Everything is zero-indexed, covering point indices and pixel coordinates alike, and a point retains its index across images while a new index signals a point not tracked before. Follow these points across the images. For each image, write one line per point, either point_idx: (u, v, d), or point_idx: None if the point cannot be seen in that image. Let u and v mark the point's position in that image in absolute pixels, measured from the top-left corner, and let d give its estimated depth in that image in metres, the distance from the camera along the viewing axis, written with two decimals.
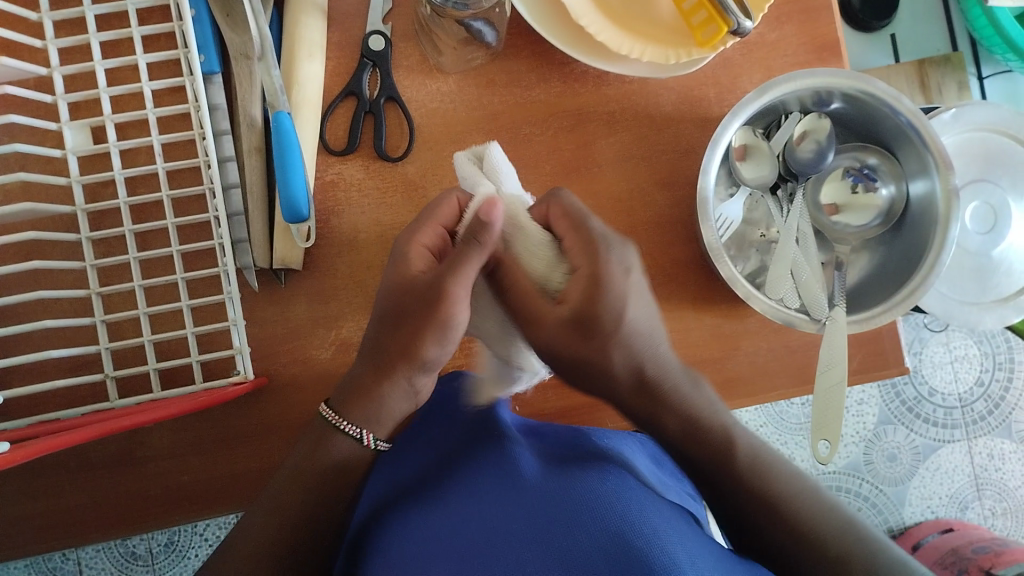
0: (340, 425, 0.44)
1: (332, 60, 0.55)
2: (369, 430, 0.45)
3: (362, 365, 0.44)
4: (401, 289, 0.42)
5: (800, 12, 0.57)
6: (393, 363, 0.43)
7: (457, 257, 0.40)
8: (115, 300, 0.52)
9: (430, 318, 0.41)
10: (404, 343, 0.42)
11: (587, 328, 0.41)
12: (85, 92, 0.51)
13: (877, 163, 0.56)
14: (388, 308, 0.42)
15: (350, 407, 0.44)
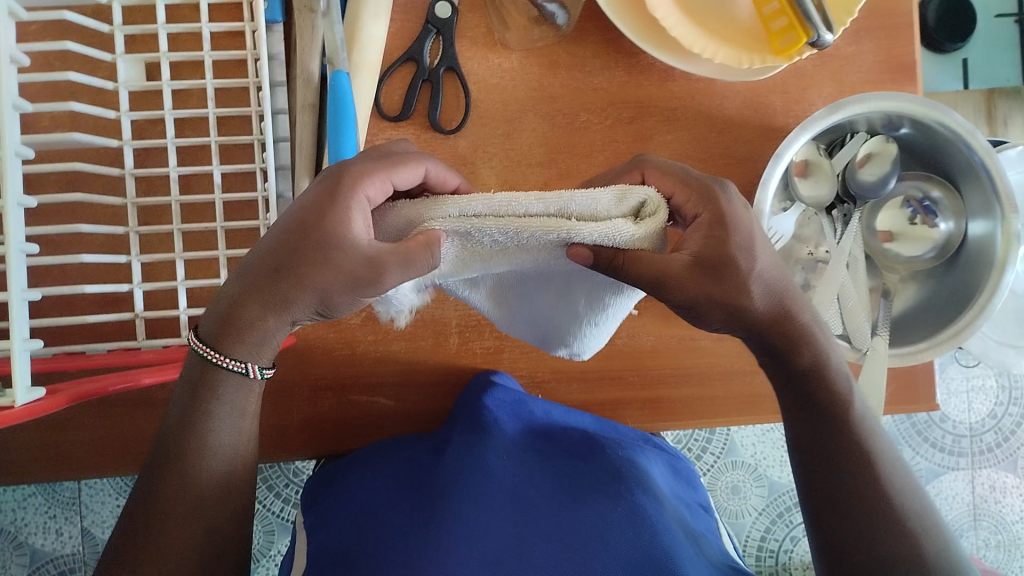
0: (221, 359, 0.37)
1: (396, 22, 0.54)
2: (236, 354, 0.37)
3: (234, 288, 0.37)
4: (321, 216, 0.35)
5: (880, 29, 0.56)
6: (257, 299, 0.36)
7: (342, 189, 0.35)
8: (151, 240, 0.51)
9: (311, 255, 0.35)
10: (300, 262, 0.35)
11: (674, 282, 0.35)
12: (144, 26, 0.50)
13: (939, 196, 0.54)
14: (285, 253, 0.35)
15: (221, 333, 0.36)
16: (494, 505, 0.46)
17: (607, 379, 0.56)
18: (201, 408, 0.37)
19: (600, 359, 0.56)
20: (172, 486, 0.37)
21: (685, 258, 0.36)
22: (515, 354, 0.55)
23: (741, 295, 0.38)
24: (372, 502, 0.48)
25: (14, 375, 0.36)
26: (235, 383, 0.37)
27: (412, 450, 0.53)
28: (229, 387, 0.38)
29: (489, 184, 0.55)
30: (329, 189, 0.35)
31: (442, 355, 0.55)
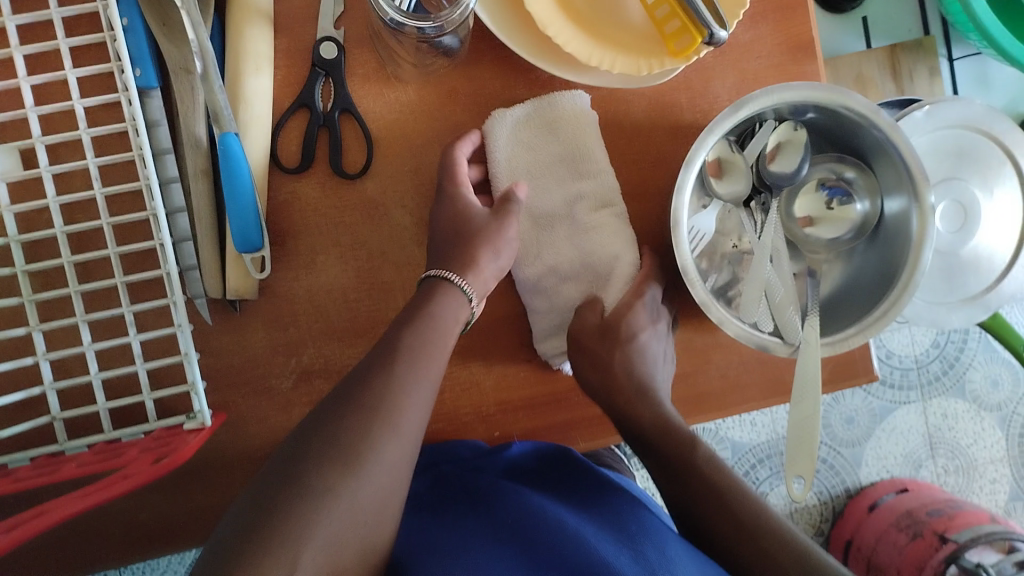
0: (452, 281, 0.48)
1: (282, 69, 0.52)
2: (468, 277, 0.48)
3: (434, 266, 0.50)
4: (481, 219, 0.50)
5: (775, 11, 0.55)
6: (456, 263, 0.49)
7: (506, 204, 0.51)
8: (58, 335, 0.49)
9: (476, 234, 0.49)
10: (459, 246, 0.49)
11: (605, 336, 0.51)
12: (11, 113, 0.47)
13: (853, 177, 0.54)
14: (441, 239, 0.50)
15: (449, 260, 0.49)
16: (493, 517, 0.48)
17: (552, 402, 0.55)
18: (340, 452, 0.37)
19: (543, 385, 0.54)
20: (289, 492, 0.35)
21: (598, 325, 0.52)
22: (455, 391, 0.54)
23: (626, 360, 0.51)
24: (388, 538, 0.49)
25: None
26: (453, 302, 0.47)
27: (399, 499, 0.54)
28: (445, 310, 0.46)
29: (404, 223, 0.53)
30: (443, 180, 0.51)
31: None
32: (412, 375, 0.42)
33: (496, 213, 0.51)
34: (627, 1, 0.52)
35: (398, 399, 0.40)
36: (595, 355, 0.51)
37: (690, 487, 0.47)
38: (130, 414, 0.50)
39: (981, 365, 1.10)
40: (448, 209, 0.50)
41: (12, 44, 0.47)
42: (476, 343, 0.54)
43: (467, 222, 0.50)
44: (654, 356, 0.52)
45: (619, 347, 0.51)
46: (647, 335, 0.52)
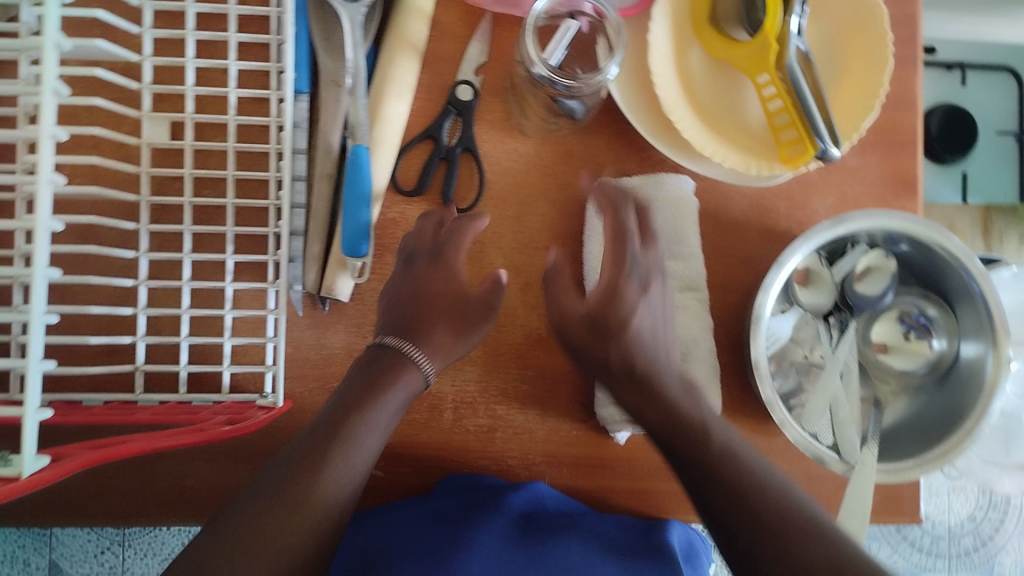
0: (400, 344, 0.48)
1: (418, 100, 0.56)
2: (427, 357, 0.49)
3: (401, 311, 0.50)
4: (428, 282, 0.51)
5: (885, 144, 0.57)
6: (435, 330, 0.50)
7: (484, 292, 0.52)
8: (159, 295, 0.52)
9: (446, 301, 0.51)
10: (417, 312, 0.50)
11: (600, 319, 0.51)
12: (172, 87, 0.51)
13: (934, 315, 0.55)
14: (406, 300, 0.51)
15: (412, 332, 0.49)
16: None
17: (596, 464, 0.56)
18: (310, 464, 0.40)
19: (593, 448, 0.56)
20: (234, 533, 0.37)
21: (585, 322, 0.51)
22: (507, 434, 0.55)
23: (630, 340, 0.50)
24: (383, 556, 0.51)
25: (21, 442, 0.32)
26: (399, 360, 0.47)
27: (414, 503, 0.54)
28: (391, 362, 0.47)
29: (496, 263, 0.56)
30: (437, 250, 0.53)
31: (435, 429, 0.54)
32: (360, 450, 0.43)
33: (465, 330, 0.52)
34: (748, 105, 0.55)
35: (334, 493, 0.40)
36: (588, 346, 0.51)
37: (723, 469, 0.44)
38: (203, 382, 0.52)
39: (1015, 550, 1.07)
40: (422, 271, 0.52)
41: (189, 27, 0.51)
42: (537, 392, 0.55)
43: (453, 294, 0.52)
44: (653, 326, 0.52)
45: (605, 338, 0.51)
46: (637, 312, 0.51)
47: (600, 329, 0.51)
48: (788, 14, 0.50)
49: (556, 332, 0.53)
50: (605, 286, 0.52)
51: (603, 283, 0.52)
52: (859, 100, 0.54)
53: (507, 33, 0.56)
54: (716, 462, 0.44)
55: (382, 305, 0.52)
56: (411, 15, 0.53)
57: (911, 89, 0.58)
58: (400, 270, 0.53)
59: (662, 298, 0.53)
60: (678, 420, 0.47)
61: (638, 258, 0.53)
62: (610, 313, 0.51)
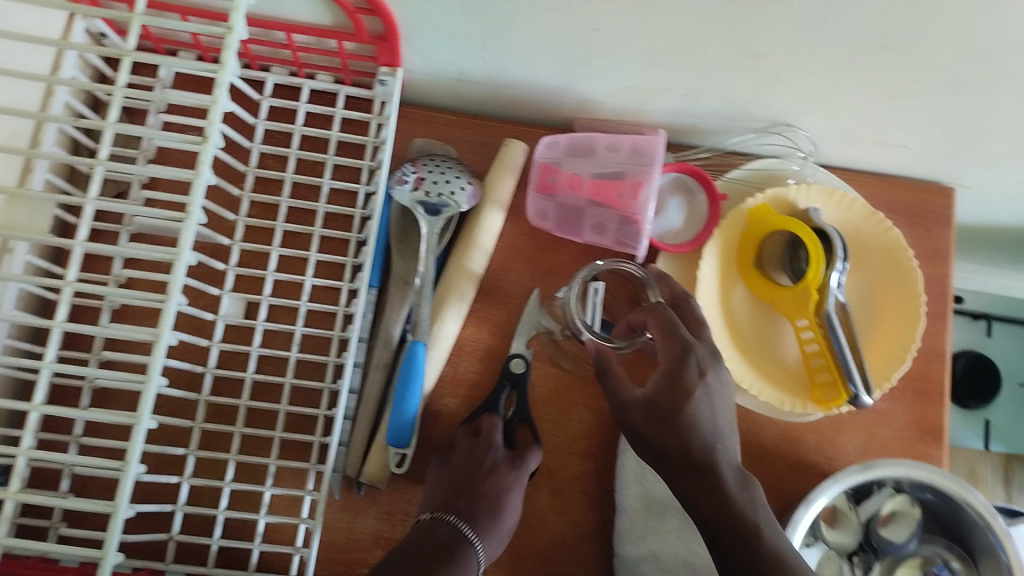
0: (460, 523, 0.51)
1: (477, 303, 0.60)
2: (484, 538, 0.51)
3: (443, 494, 0.53)
4: (491, 482, 0.53)
5: (912, 391, 0.60)
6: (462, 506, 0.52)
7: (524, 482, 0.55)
8: (205, 464, 0.54)
9: (486, 505, 0.52)
10: (477, 501, 0.52)
11: (680, 372, 0.50)
12: (254, 272, 0.55)
13: (958, 567, 0.55)
14: (462, 484, 0.53)
15: (471, 517, 0.51)
16: None
17: None
18: None
19: None
20: None
21: (658, 377, 0.51)
22: None
23: (707, 454, 0.48)
24: None
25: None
26: (451, 537, 0.50)
27: None
28: (444, 538, 0.49)
29: (531, 465, 0.58)
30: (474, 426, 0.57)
31: None
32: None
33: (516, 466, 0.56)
34: (786, 343, 0.58)
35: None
36: (662, 430, 0.49)
37: (755, 537, 0.45)
38: (231, 558, 0.53)
39: None
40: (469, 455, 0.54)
41: (279, 221, 0.57)
42: None
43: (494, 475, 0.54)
44: (712, 409, 0.50)
45: (674, 419, 0.49)
46: (695, 400, 0.49)
47: (672, 386, 0.50)
48: (828, 270, 0.54)
49: (612, 396, 0.52)
50: (663, 374, 0.51)
51: (661, 371, 0.51)
52: (892, 352, 0.57)
53: (565, 251, 0.61)
54: (762, 561, 0.44)
55: (430, 487, 0.54)
56: (484, 231, 0.58)
57: (941, 344, 0.61)
58: (446, 455, 0.55)
59: (721, 383, 0.51)
60: (735, 493, 0.47)
61: (693, 342, 0.51)
62: (685, 375, 0.50)
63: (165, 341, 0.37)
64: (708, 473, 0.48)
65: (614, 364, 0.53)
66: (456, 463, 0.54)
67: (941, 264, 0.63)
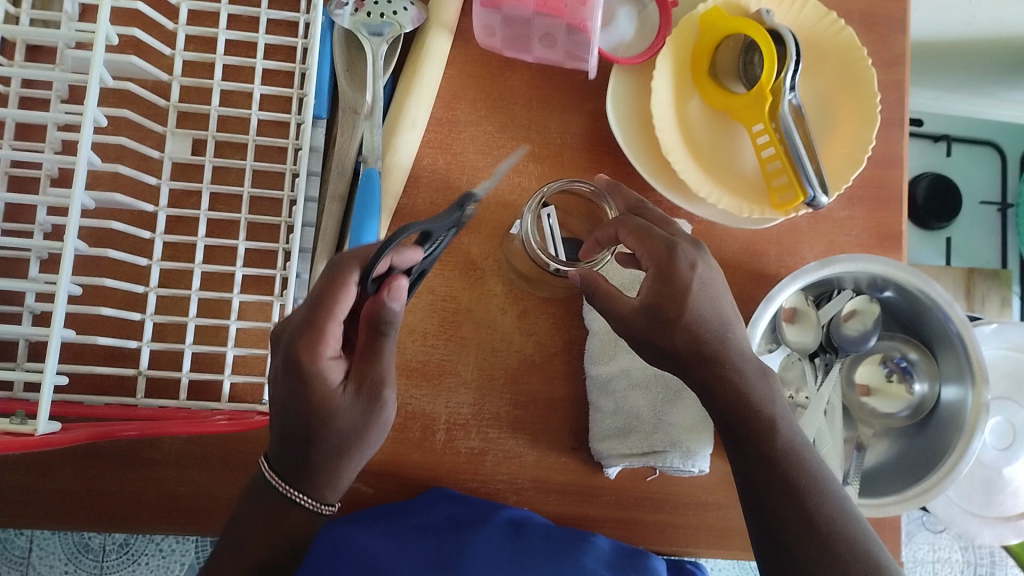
0: (291, 492, 0.43)
1: (431, 133, 0.59)
2: (326, 497, 0.44)
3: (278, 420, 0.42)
4: (306, 409, 0.41)
5: (871, 199, 0.60)
6: (340, 415, 0.41)
7: (377, 337, 0.40)
8: (166, 302, 0.54)
9: (318, 437, 0.41)
10: (305, 443, 0.42)
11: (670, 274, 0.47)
12: (198, 106, 0.54)
13: (915, 359, 0.57)
14: (292, 437, 0.42)
15: (304, 480, 0.43)
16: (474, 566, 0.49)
17: (583, 494, 0.57)
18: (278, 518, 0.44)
19: (578, 474, 0.57)
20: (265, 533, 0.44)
21: (651, 281, 0.48)
22: (497, 458, 0.57)
23: (717, 349, 0.47)
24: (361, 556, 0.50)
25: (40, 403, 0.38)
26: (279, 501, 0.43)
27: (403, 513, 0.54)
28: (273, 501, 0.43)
29: (496, 290, 0.58)
30: (292, 360, 0.40)
31: (427, 447, 0.56)
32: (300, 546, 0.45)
33: (365, 404, 0.42)
34: (743, 152, 0.58)
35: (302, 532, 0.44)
36: (653, 336, 0.47)
37: (757, 426, 0.46)
38: (201, 392, 0.54)
39: None
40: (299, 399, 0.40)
41: (219, 53, 0.55)
42: (529, 417, 0.57)
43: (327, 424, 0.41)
44: (714, 302, 0.48)
45: (671, 322, 0.46)
46: (693, 295, 0.47)
47: (667, 285, 0.47)
48: (783, 72, 0.53)
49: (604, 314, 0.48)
50: (655, 274, 0.48)
51: (652, 270, 0.48)
52: (848, 153, 0.56)
53: (517, 77, 0.60)
54: (780, 454, 0.45)
55: (271, 399, 0.42)
56: (430, 57, 0.56)
57: (897, 150, 0.61)
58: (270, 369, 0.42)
59: (711, 272, 0.48)
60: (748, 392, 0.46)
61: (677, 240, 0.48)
62: (676, 271, 0.47)
63: (83, 165, 0.42)
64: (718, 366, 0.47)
65: (598, 289, 0.48)
66: (275, 384, 0.42)
67: (896, 71, 0.62)
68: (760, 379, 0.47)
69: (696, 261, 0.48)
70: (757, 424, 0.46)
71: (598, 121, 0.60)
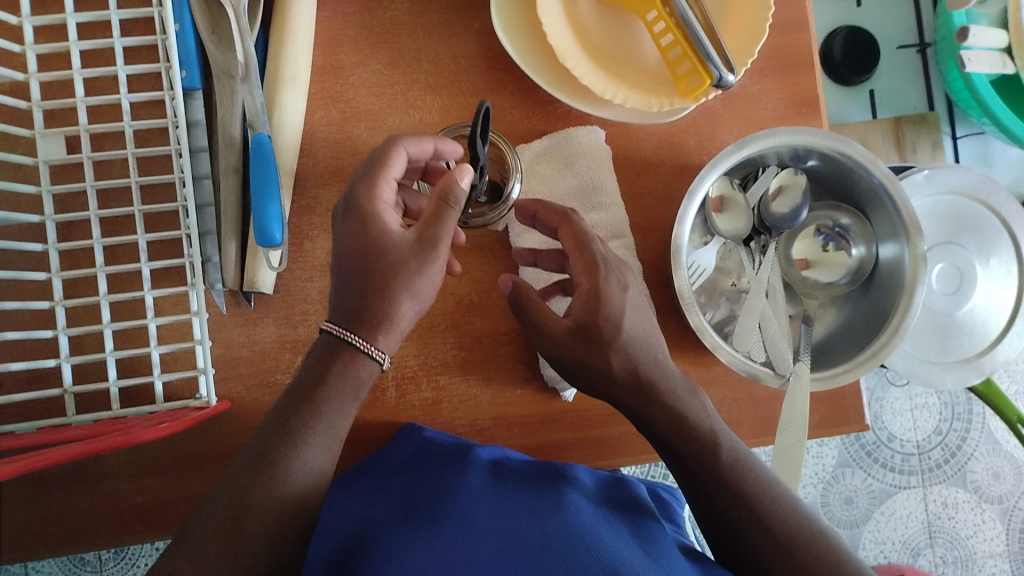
0: (353, 337, 0.42)
1: (317, 83, 0.55)
2: (376, 342, 0.42)
3: (340, 278, 0.44)
4: (362, 246, 0.43)
5: (782, 67, 0.58)
6: (379, 270, 0.43)
7: (445, 203, 0.44)
8: (78, 312, 0.51)
9: (374, 271, 0.43)
10: (364, 286, 0.42)
11: (601, 293, 0.46)
12: (63, 101, 0.50)
13: (849, 224, 0.56)
14: (347, 275, 0.43)
15: (358, 319, 0.42)
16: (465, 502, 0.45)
17: (545, 421, 0.56)
18: (272, 465, 0.38)
19: (535, 403, 0.56)
20: (236, 511, 0.37)
21: (571, 322, 0.46)
22: (452, 403, 0.56)
23: (645, 367, 0.45)
24: (334, 521, 0.49)
25: None
26: (344, 359, 0.42)
27: (367, 477, 0.52)
28: (332, 373, 0.41)
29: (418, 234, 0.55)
30: (355, 204, 0.45)
31: (378, 406, 0.55)
32: (291, 480, 0.38)
33: (420, 246, 0.44)
34: (642, 43, 0.55)
35: (285, 500, 0.38)
36: (581, 362, 0.45)
37: (695, 437, 0.44)
38: (136, 397, 0.52)
39: (983, 457, 1.03)
40: (356, 234, 0.44)
41: (72, 39, 0.51)
42: (477, 356, 0.56)
43: (382, 254, 0.43)
44: (646, 324, 0.47)
45: (597, 344, 0.45)
46: (627, 314, 0.46)
47: (596, 302, 0.46)
48: None
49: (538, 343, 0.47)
50: (586, 294, 0.46)
51: (582, 290, 0.47)
52: (749, 25, 0.54)
53: (397, 6, 0.56)
54: (727, 467, 0.44)
55: (334, 262, 0.45)
56: (298, 1, 0.53)
57: (801, 11, 0.58)
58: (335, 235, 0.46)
59: (639, 294, 0.48)
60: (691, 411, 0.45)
61: (609, 257, 0.48)
62: (608, 292, 0.46)
63: None
64: (653, 385, 0.45)
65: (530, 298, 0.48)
66: (338, 244, 0.45)
67: None
68: (688, 392, 0.45)
69: (628, 284, 0.47)
70: (693, 436, 0.44)
71: (491, 37, 0.57)
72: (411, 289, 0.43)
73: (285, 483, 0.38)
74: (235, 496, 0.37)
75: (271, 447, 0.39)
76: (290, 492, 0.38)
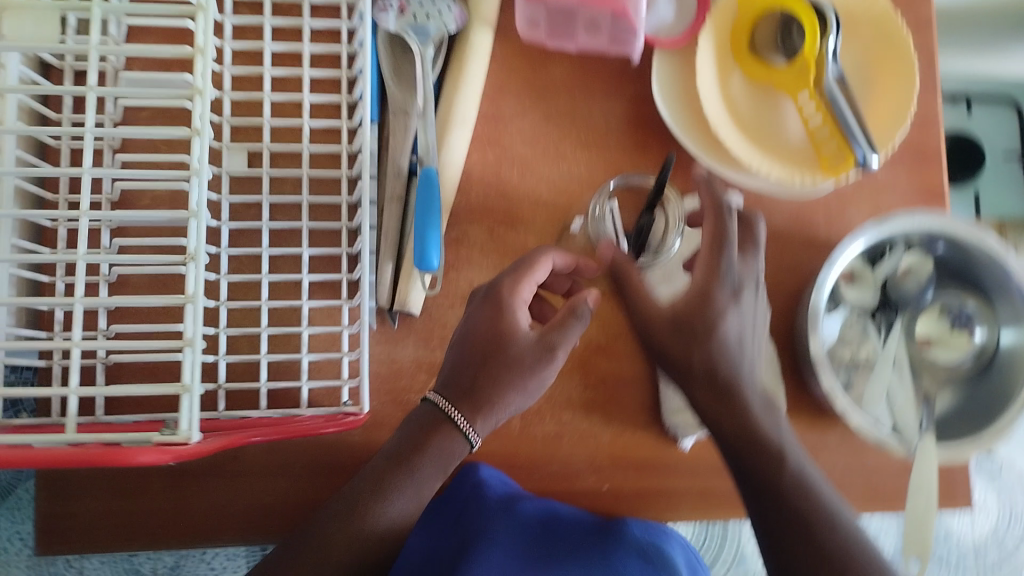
0: (455, 413, 0.47)
1: (477, 127, 0.59)
2: (476, 423, 0.47)
3: (462, 352, 0.49)
4: (487, 336, 0.48)
5: (911, 157, 0.62)
6: (497, 358, 0.48)
7: (571, 315, 0.48)
8: (237, 314, 0.55)
9: (494, 359, 0.48)
10: (478, 372, 0.48)
11: (713, 295, 0.49)
12: (251, 120, 0.54)
13: (973, 309, 0.58)
14: (466, 356, 0.48)
15: (465, 397, 0.47)
16: None
17: (658, 468, 0.58)
18: (368, 507, 0.45)
19: (651, 450, 0.58)
20: (336, 535, 0.44)
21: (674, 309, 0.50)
22: (573, 441, 0.57)
23: (736, 380, 0.49)
24: None
25: (184, 415, 0.40)
26: (443, 432, 0.47)
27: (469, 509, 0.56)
28: (431, 441, 0.46)
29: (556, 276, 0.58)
30: (496, 292, 0.50)
31: (501, 437, 0.57)
32: (381, 522, 0.45)
33: (540, 349, 0.48)
34: (788, 121, 0.59)
35: (377, 534, 0.45)
36: (677, 354, 0.49)
37: (798, 487, 0.47)
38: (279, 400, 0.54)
39: None
40: (487, 319, 0.49)
41: (266, 66, 0.55)
42: (601, 398, 0.58)
43: (504, 348, 0.48)
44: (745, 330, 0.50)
45: (699, 341, 0.49)
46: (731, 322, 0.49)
47: (703, 298, 0.49)
48: (824, 40, 0.53)
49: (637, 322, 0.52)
50: (694, 290, 0.50)
51: (695, 286, 0.50)
52: (888, 114, 0.58)
53: (557, 65, 0.61)
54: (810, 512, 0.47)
55: (458, 339, 0.50)
56: (474, 53, 0.57)
57: (933, 108, 0.62)
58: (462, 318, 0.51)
59: (752, 302, 0.51)
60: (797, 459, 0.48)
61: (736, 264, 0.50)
62: (719, 292, 0.49)
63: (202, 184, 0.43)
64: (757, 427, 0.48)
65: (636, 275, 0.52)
66: (466, 324, 0.50)
67: (925, 34, 0.63)
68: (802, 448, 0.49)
69: (742, 290, 0.50)
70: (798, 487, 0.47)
71: (640, 102, 0.61)
72: (522, 382, 0.48)
73: (373, 525, 0.45)
74: (335, 523, 0.45)
75: (370, 491, 0.45)
76: (378, 532, 0.45)
